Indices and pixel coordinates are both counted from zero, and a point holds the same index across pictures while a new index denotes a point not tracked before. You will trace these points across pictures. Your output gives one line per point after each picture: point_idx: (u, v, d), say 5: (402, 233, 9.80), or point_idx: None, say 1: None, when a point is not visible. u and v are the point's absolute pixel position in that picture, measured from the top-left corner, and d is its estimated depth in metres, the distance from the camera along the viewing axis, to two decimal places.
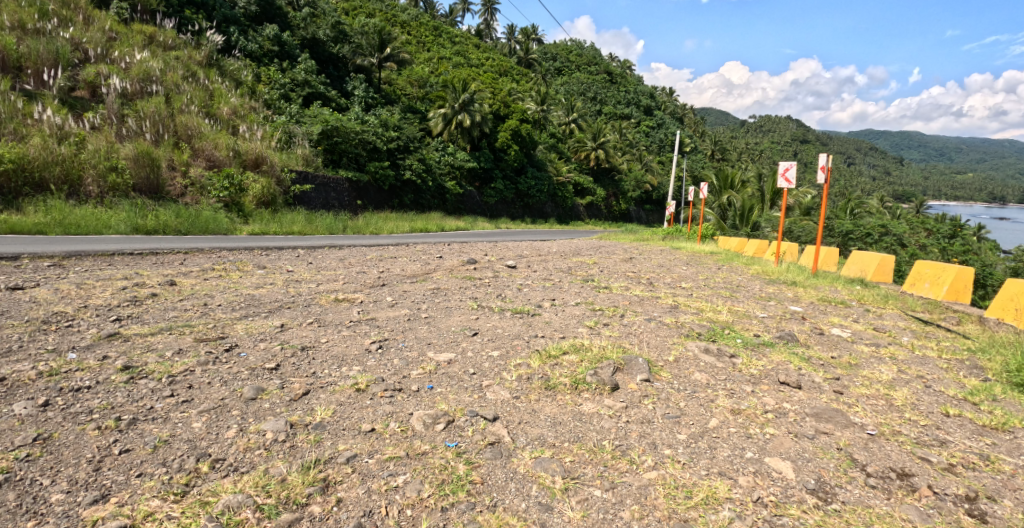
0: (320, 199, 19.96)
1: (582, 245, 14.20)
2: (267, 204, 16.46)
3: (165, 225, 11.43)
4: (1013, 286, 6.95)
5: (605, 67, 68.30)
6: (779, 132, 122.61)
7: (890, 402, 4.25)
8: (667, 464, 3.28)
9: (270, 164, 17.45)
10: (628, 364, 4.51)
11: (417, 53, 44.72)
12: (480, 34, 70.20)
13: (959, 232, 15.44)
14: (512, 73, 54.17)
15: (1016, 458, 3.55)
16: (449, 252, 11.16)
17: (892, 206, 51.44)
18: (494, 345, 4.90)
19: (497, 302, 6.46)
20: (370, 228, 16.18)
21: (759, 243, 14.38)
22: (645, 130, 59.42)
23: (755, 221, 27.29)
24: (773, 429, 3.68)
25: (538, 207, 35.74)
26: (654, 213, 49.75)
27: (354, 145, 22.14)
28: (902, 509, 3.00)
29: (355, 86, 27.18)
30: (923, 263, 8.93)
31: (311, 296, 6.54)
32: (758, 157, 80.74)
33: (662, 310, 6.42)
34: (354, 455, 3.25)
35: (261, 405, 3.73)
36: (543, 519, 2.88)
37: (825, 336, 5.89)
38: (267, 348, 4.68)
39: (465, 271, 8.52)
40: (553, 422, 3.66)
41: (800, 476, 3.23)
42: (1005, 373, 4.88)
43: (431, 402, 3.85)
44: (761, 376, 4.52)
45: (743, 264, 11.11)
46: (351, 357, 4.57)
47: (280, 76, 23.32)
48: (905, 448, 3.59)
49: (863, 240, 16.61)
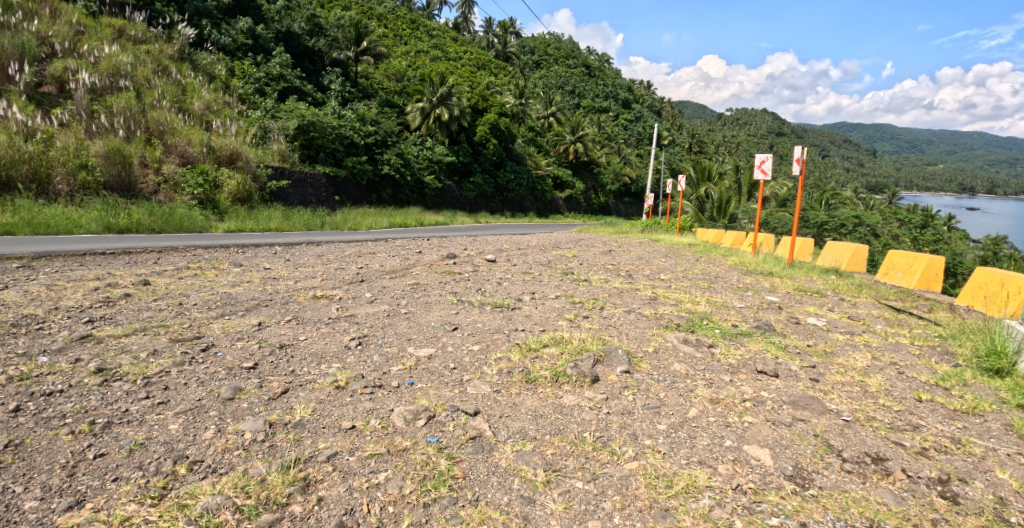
0: (297, 194, 19.73)
1: (560, 239, 14.10)
2: (243, 201, 16.19)
3: (137, 224, 11.21)
4: (981, 273, 7.20)
5: (583, 60, 68.48)
6: (755, 126, 124.04)
7: (865, 388, 4.33)
8: (647, 454, 3.30)
9: (245, 161, 17.11)
10: (608, 356, 4.54)
11: (395, 45, 44.46)
12: (457, 27, 70.22)
13: (931, 223, 15.72)
14: (491, 66, 54.11)
15: (986, 441, 3.66)
16: (427, 247, 11.06)
17: (865, 196, 51.95)
18: (474, 339, 4.89)
19: (476, 296, 6.44)
20: (349, 224, 15.98)
21: (737, 236, 14.55)
22: (624, 123, 59.62)
23: (734, 213, 27.59)
24: (751, 418, 3.73)
25: (517, 201, 35.76)
26: (632, 206, 50.30)
27: (331, 140, 21.96)
28: (877, 492, 3.07)
29: (331, 80, 26.91)
30: (895, 252, 9.13)
31: (289, 293, 6.47)
32: (735, 151, 81.61)
33: (640, 301, 6.47)
34: (335, 453, 3.22)
35: (239, 405, 3.68)
36: (525, 512, 2.87)
37: (801, 325, 5.98)
38: (244, 347, 4.61)
39: (443, 266, 8.48)
40: (533, 415, 3.66)
41: (778, 462, 3.28)
42: (976, 359, 5.00)
43: (412, 398, 3.82)
44: (738, 366, 4.57)
45: (720, 256, 11.20)
46: (330, 354, 4.53)
47: (254, 70, 22.97)
48: (880, 433, 3.66)
49: (837, 230, 16.89)
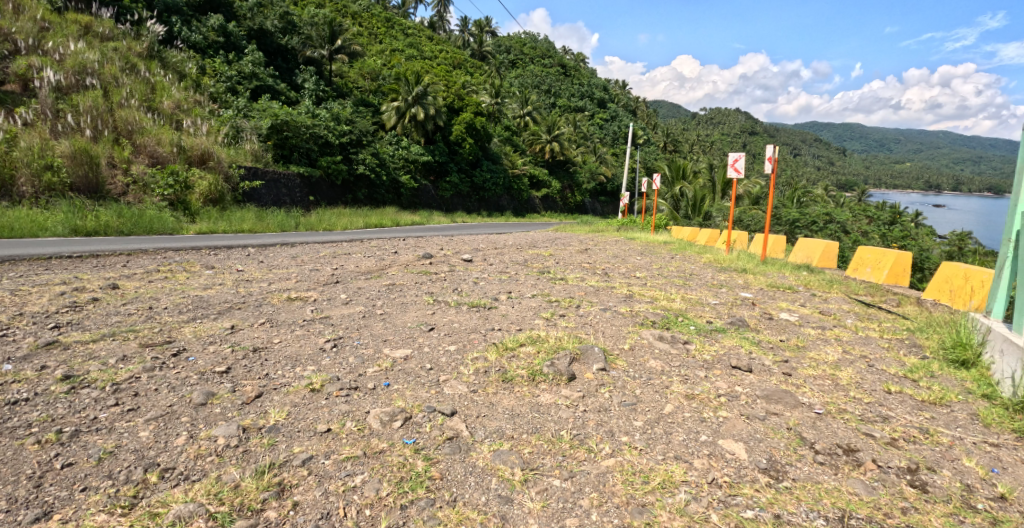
0: (271, 195, 19.44)
1: (537, 238, 14.13)
2: (215, 201, 15.91)
3: (106, 226, 10.94)
4: (946, 268, 7.40)
5: (559, 60, 68.69)
6: (728, 125, 125.85)
7: (836, 381, 4.42)
8: (624, 450, 3.32)
9: (216, 161, 16.80)
10: (584, 353, 4.56)
11: (370, 44, 44.09)
12: (433, 26, 69.94)
13: (898, 219, 16.11)
14: (467, 65, 54.00)
15: (953, 431, 3.76)
16: (403, 247, 11.00)
17: (836, 193, 53.01)
18: (450, 339, 4.87)
19: (452, 296, 6.41)
20: (324, 224, 15.79)
21: (711, 233, 14.76)
22: (599, 122, 59.99)
23: (708, 211, 27.95)
24: (726, 412, 3.78)
25: (494, 200, 35.76)
26: (609, 205, 50.66)
27: (305, 140, 21.70)
28: (848, 483, 3.13)
29: (305, 78, 26.58)
30: (864, 248, 9.34)
31: (262, 295, 6.37)
32: (709, 150, 82.66)
33: (616, 299, 6.51)
34: (310, 457, 3.18)
35: (212, 410, 3.61)
36: (503, 512, 2.87)
37: (774, 321, 6.07)
38: (217, 351, 4.52)
39: (419, 266, 8.44)
40: (511, 414, 3.66)
41: (752, 456, 3.32)
42: (942, 351, 5.14)
43: (388, 400, 3.79)
44: (713, 361, 4.63)
45: (695, 253, 11.33)
46: (305, 356, 4.47)
47: (226, 68, 22.56)
48: (851, 425, 3.74)
49: (809, 227, 17.22)
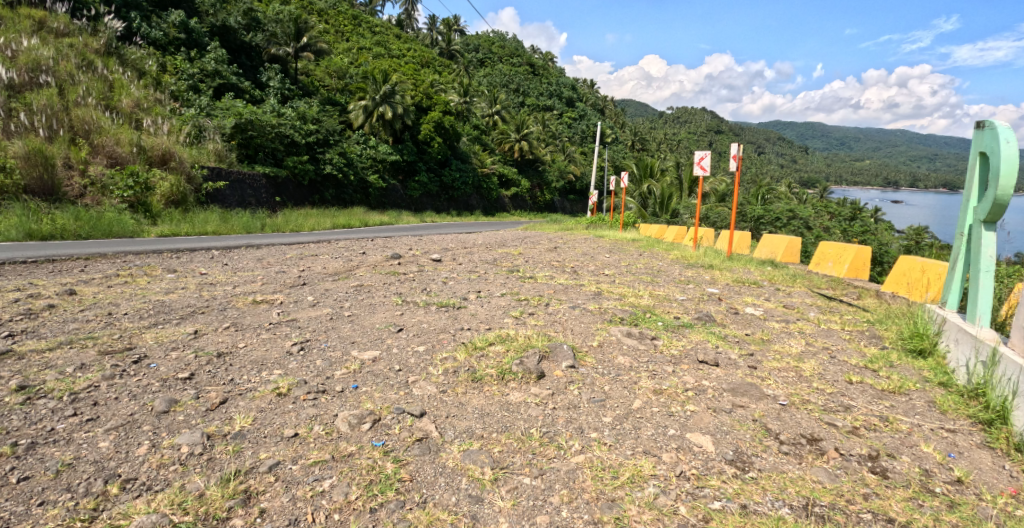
0: (235, 196, 19.04)
1: (506, 237, 14.16)
2: (178, 203, 15.51)
3: (62, 229, 10.56)
4: (903, 261, 7.64)
5: (527, 59, 68.84)
6: (694, 124, 127.78)
7: (800, 372, 4.53)
8: (594, 447, 3.34)
9: (178, 161, 16.37)
10: (553, 351, 4.57)
11: (336, 42, 43.51)
12: (401, 24, 69.42)
13: (858, 215, 16.58)
14: (435, 64, 53.71)
15: (911, 418, 3.88)
16: (372, 248, 10.89)
17: (798, 191, 54.29)
18: (419, 339, 4.83)
19: (421, 296, 6.37)
20: (291, 225, 15.54)
21: (678, 230, 14.97)
22: (568, 121, 60.26)
23: (676, 209, 28.34)
24: (693, 406, 3.84)
25: (463, 200, 35.70)
26: (578, 204, 51.03)
27: (270, 139, 21.31)
28: (812, 471, 3.20)
29: (269, 77, 26.09)
30: (826, 243, 9.58)
31: (227, 299, 6.23)
32: (676, 149, 83.86)
33: (585, 297, 6.56)
34: (277, 463, 3.11)
35: (175, 418, 3.51)
36: (474, 512, 2.86)
37: (740, 315, 6.19)
38: (180, 357, 4.41)
39: (388, 267, 8.36)
40: (480, 414, 3.65)
41: (719, 448, 3.38)
42: (900, 342, 5.30)
43: (356, 402, 3.75)
44: (681, 356, 4.69)
45: (662, 250, 11.48)
46: (272, 360, 4.39)
47: (187, 66, 21.98)
48: (814, 415, 3.83)
49: (773, 224, 17.61)
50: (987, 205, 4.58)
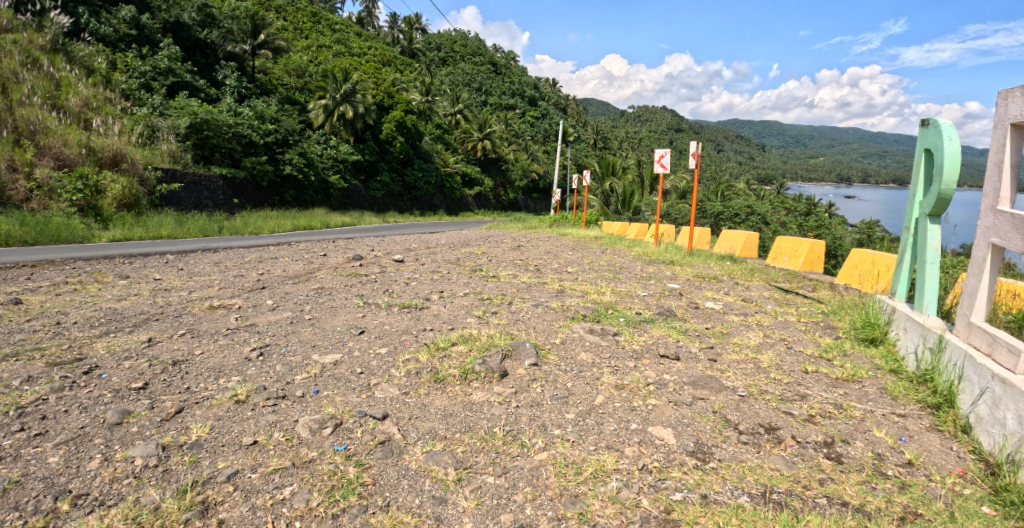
0: (191, 198, 18.51)
1: (470, 237, 14.13)
2: (130, 206, 14.99)
3: (6, 235, 10.07)
4: (855, 254, 7.89)
5: (489, 58, 68.80)
6: (655, 122, 129.73)
7: (758, 364, 4.65)
8: (557, 443, 3.36)
9: (130, 163, 15.81)
10: (516, 349, 4.58)
11: (295, 40, 42.67)
12: (361, 22, 68.54)
13: (813, 210, 17.08)
14: (396, 62, 53.21)
15: (864, 405, 4.02)
16: (333, 250, 10.73)
17: (756, 187, 55.70)
18: (381, 342, 4.78)
19: (383, 297, 6.30)
20: (250, 228, 15.19)
21: (639, 226, 15.18)
22: (530, 120, 60.43)
23: (638, 206, 28.73)
24: (655, 400, 3.90)
25: (426, 200, 35.49)
26: (541, 202, 51.31)
27: (227, 139, 20.78)
28: (770, 460, 3.29)
29: (226, 75, 25.45)
30: (782, 237, 9.84)
31: (183, 305, 6.05)
32: (638, 147, 85.05)
33: (548, 295, 6.59)
34: (235, 472, 3.04)
35: (129, 430, 3.39)
36: (437, 513, 2.84)
37: (700, 309, 6.32)
38: (133, 367, 4.25)
39: (350, 268, 8.25)
40: (443, 415, 3.63)
41: (680, 440, 3.44)
42: (853, 332, 5.49)
43: (317, 407, 3.68)
44: (642, 351, 4.76)
45: (624, 247, 11.63)
46: (229, 367, 4.28)
47: (139, 63, 21.23)
48: (772, 405, 3.93)
49: (732, 219, 18.01)
50: (931, 200, 4.75)
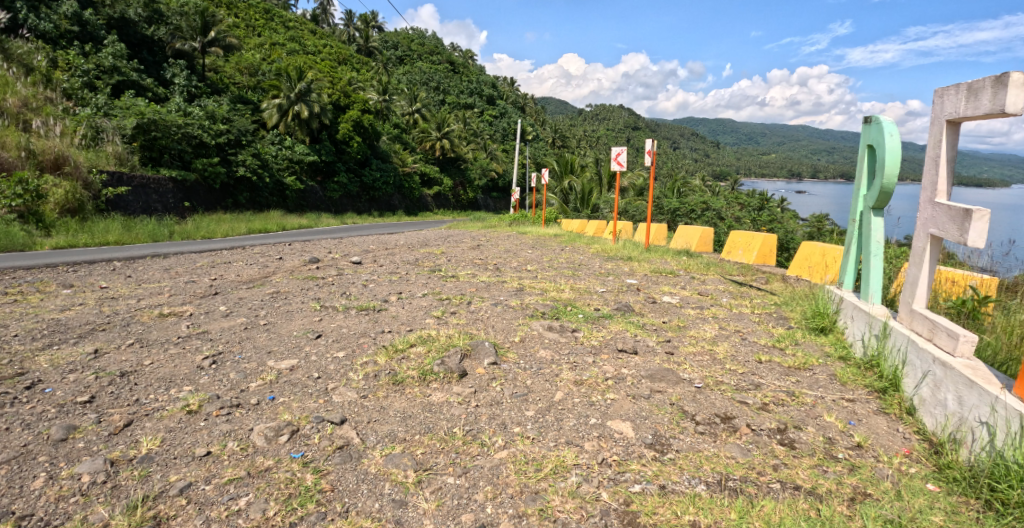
0: (139, 202, 17.87)
1: (429, 237, 14.05)
2: (73, 212, 14.37)
3: None
4: (805, 247, 8.17)
5: (447, 57, 68.48)
6: (612, 120, 131.39)
7: (714, 355, 4.76)
8: (517, 441, 3.38)
9: (73, 166, 15.11)
10: (475, 349, 4.58)
11: (247, 37, 41.60)
12: (315, 19, 67.28)
13: (765, 205, 17.59)
14: (353, 61, 52.46)
15: (815, 391, 4.17)
16: (290, 253, 10.52)
17: (710, 184, 57.07)
18: (339, 345, 4.71)
19: (341, 300, 6.21)
20: (202, 232, 14.76)
21: (598, 224, 15.38)
22: (489, 119, 60.39)
23: (596, 204, 29.06)
24: (613, 394, 3.95)
25: (385, 200, 35.13)
26: (501, 201, 51.44)
27: (176, 141, 20.11)
28: (726, 448, 3.37)
29: (174, 73, 24.69)
30: (736, 232, 10.12)
31: (131, 313, 5.84)
32: (596, 145, 86.05)
33: (507, 293, 6.60)
34: (188, 484, 2.95)
35: (74, 445, 3.26)
36: (398, 516, 2.82)
37: (657, 304, 6.44)
38: (79, 380, 4.08)
39: (306, 271, 8.11)
40: (403, 417, 3.60)
41: (638, 433, 3.50)
42: (804, 321, 5.68)
43: (273, 414, 3.61)
44: (601, 346, 4.83)
45: (584, 244, 11.75)
46: (181, 376, 4.15)
47: (82, 61, 20.35)
48: (727, 395, 4.04)
49: (688, 215, 18.40)
50: (875, 193, 4.95)
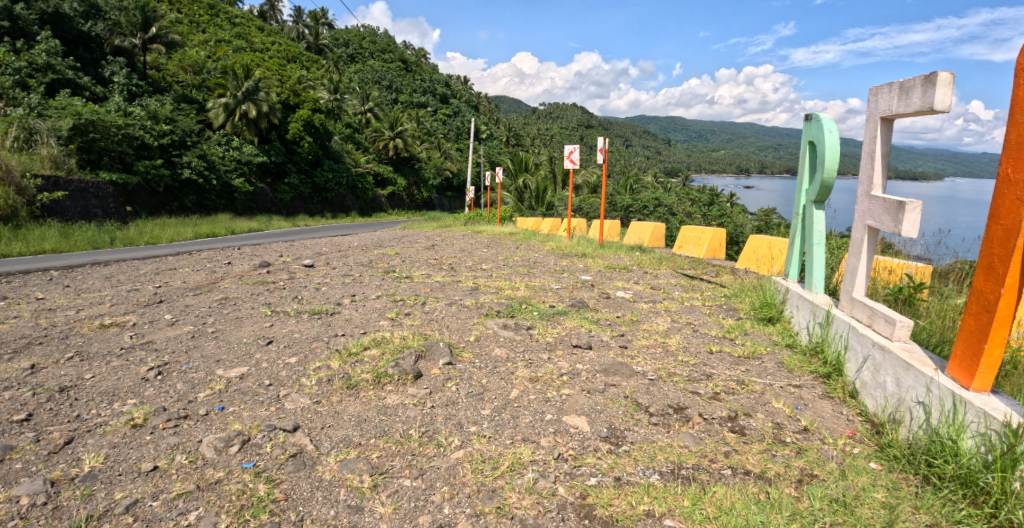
0: (77, 207, 17.04)
1: (383, 237, 13.90)
2: (6, 218, 13.58)
3: None
4: (753, 240, 8.44)
5: (400, 55, 67.72)
6: (566, 118, 132.57)
7: (666, 348, 4.89)
8: (473, 441, 3.39)
9: (6, 169, 14.23)
10: (429, 349, 4.57)
11: (190, 34, 40.12)
12: (262, 15, 65.43)
13: (714, 200, 18.09)
14: (302, 59, 51.26)
15: (763, 379, 4.33)
16: (239, 257, 10.23)
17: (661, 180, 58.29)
18: (291, 351, 4.62)
19: (292, 305, 6.09)
20: (146, 237, 14.19)
21: (552, 221, 15.52)
22: (443, 118, 60.04)
23: (551, 201, 29.31)
24: (568, 390, 4.01)
25: (337, 201, 34.52)
26: (456, 200, 51.25)
27: (116, 142, 19.26)
28: (679, 438, 3.47)
29: (113, 71, 23.70)
30: (687, 227, 10.37)
31: (70, 325, 5.58)
32: (549, 143, 86.68)
33: (462, 293, 6.60)
34: (135, 501, 2.85)
35: (10, 467, 3.10)
36: (354, 521, 2.79)
37: (612, 299, 6.55)
38: (13, 397, 3.87)
39: (256, 276, 7.91)
40: (357, 421, 3.56)
41: (594, 427, 3.56)
42: (752, 312, 5.88)
43: (223, 424, 3.52)
44: (556, 343, 4.88)
45: (538, 242, 11.83)
46: (125, 389, 4.00)
47: (12, 58, 19.25)
48: (680, 386, 4.14)
49: (641, 211, 18.73)
50: (816, 187, 5.16)
